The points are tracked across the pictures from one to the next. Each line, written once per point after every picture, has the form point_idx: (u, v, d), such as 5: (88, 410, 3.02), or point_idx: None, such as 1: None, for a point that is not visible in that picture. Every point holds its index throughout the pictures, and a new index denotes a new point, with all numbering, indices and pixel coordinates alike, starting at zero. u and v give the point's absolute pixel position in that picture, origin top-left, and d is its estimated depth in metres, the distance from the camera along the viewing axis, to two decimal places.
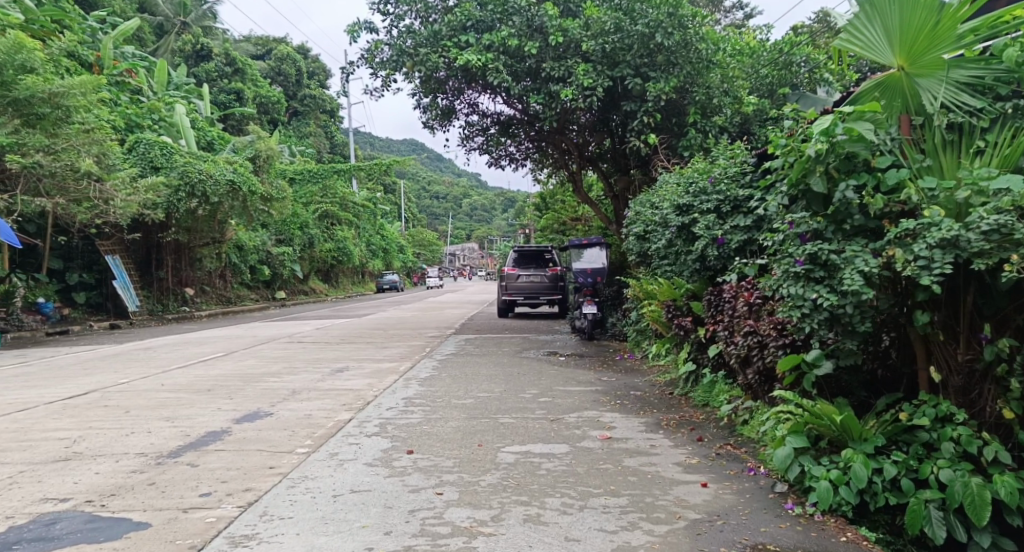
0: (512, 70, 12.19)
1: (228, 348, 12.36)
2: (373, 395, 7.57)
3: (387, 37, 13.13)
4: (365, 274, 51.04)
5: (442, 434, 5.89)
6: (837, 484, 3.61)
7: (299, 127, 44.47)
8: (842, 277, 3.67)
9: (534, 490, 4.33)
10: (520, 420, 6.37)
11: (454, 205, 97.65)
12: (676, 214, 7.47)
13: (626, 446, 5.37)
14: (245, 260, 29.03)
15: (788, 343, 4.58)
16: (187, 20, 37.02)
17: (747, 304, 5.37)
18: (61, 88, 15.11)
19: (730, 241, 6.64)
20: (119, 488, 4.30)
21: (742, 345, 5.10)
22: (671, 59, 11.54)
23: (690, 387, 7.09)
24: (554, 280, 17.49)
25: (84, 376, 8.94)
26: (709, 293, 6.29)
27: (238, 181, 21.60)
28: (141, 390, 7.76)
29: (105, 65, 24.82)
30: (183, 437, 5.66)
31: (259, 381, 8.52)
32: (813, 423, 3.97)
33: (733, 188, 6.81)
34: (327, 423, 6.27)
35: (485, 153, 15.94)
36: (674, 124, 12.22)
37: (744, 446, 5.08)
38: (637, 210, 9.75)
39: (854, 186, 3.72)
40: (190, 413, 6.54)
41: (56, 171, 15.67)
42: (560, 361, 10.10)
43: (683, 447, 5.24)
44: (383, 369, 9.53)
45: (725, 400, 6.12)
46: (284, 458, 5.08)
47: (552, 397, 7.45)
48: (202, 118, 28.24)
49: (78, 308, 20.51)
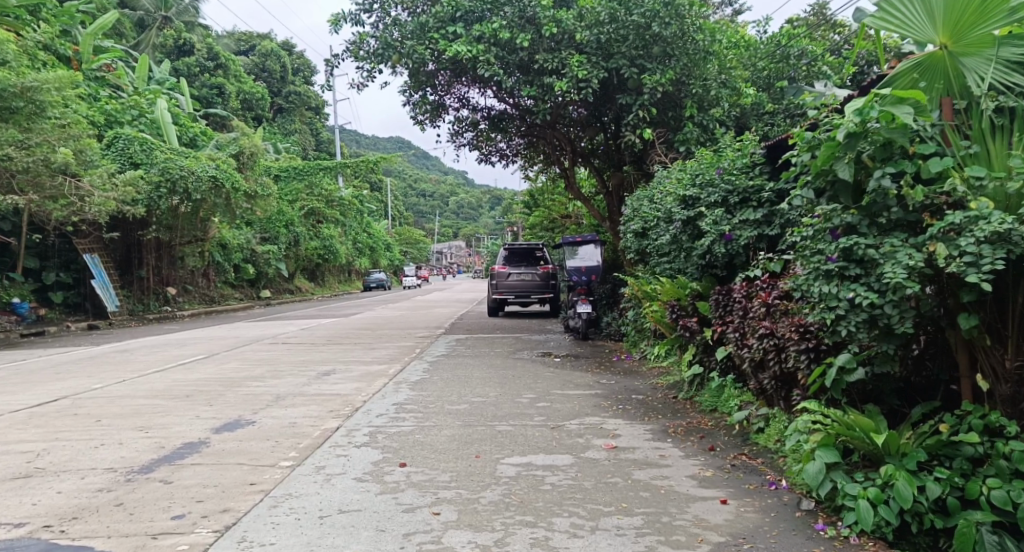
0: (503, 62, 11.83)
1: (210, 350, 11.91)
2: (361, 401, 7.18)
3: (372, 29, 12.71)
4: (351, 273, 50.50)
5: (437, 443, 5.52)
6: (875, 503, 3.32)
7: (284, 124, 43.83)
8: (881, 275, 3.39)
9: (539, 509, 3.98)
10: (518, 427, 6.02)
11: (441, 203, 97.19)
12: (681, 208, 7.17)
13: (634, 457, 5.03)
14: (229, 258, 28.43)
15: (812, 346, 4.22)
16: (168, 14, 36.27)
17: (764, 305, 5.06)
18: (35, 82, 14.54)
19: (739, 236, 6.37)
20: (82, 510, 3.89)
21: (758, 348, 4.83)
22: (668, 50, 11.26)
23: (696, 391, 6.83)
24: (545, 278, 17.14)
25: (56, 382, 8.48)
26: (716, 293, 6.00)
27: (221, 177, 20.98)
28: (114, 397, 7.32)
29: (83, 59, 24.18)
30: (157, 449, 5.25)
31: (241, 385, 8.10)
32: (844, 435, 3.68)
33: (743, 179, 6.57)
34: (313, 432, 5.88)
35: (475, 148, 15.58)
36: (670, 117, 11.92)
37: (760, 457, 4.79)
38: (634, 205, 9.45)
39: (891, 174, 3.45)
40: (167, 422, 6.13)
41: (31, 167, 15.10)
42: (556, 363, 9.76)
43: (695, 457, 4.93)
44: (372, 372, 9.15)
45: (736, 406, 5.83)
46: (267, 473, 4.69)
47: (551, 401, 7.11)
48: (184, 113, 27.62)
49: (55, 309, 19.88)
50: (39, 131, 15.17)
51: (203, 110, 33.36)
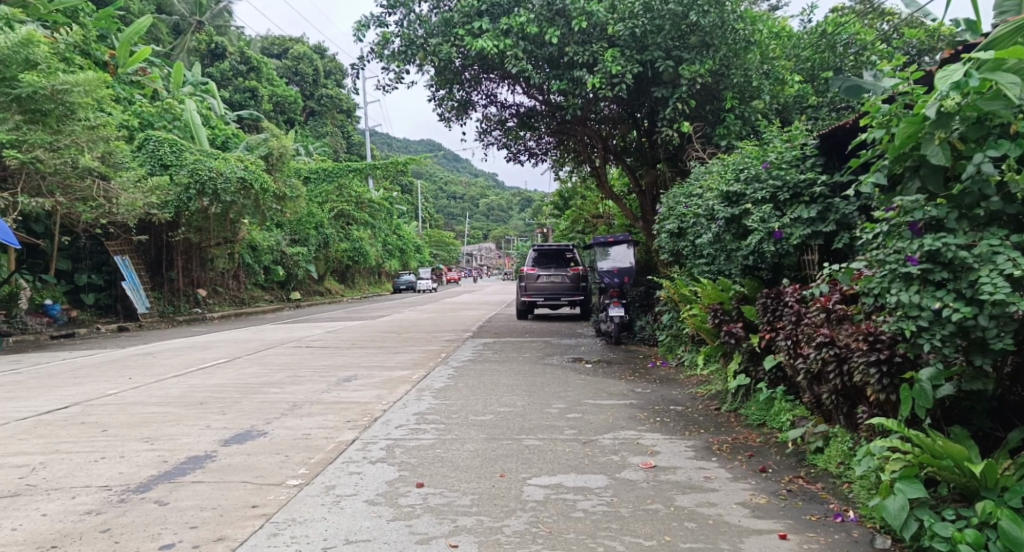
0: (532, 56, 11.36)
1: (232, 353, 11.65)
2: (380, 410, 6.78)
3: (396, 27, 12.28)
4: (380, 274, 50.58)
5: (457, 460, 5.07)
6: (976, 548, 2.84)
7: (316, 127, 44.02)
8: (977, 281, 2.87)
9: (569, 541, 3.51)
10: (547, 442, 5.55)
11: (471, 205, 97.32)
12: (724, 205, 6.58)
13: (676, 479, 4.50)
14: (259, 260, 28.48)
15: (883, 358, 3.64)
16: (202, 19, 36.55)
17: (825, 311, 4.50)
18: (64, 84, 14.40)
19: (790, 235, 5.82)
20: (64, 538, 3.55)
21: (815, 359, 4.30)
22: (706, 40, 10.68)
23: (740, 403, 6.24)
24: (576, 280, 16.62)
25: (72, 387, 8.27)
26: (764, 297, 5.49)
27: (250, 178, 20.87)
28: (126, 404, 7.04)
29: (119, 63, 24.40)
30: (159, 464, 4.91)
31: (257, 392, 7.78)
32: (931, 465, 3.17)
33: (793, 173, 6.02)
34: (327, 445, 5.48)
35: (503, 147, 15.17)
36: (709, 111, 11.34)
37: (819, 481, 4.22)
38: (669, 205, 8.92)
39: (992, 157, 2.91)
40: (174, 433, 5.80)
41: (60, 168, 15.14)
42: (586, 369, 9.26)
43: (745, 480, 4.39)
44: (394, 378, 8.76)
45: (787, 420, 5.22)
46: (271, 493, 4.29)
47: (582, 412, 6.62)
48: (215, 116, 27.74)
49: (86, 310, 20.02)
50: (69, 133, 15.12)
51: (236, 112, 33.55)
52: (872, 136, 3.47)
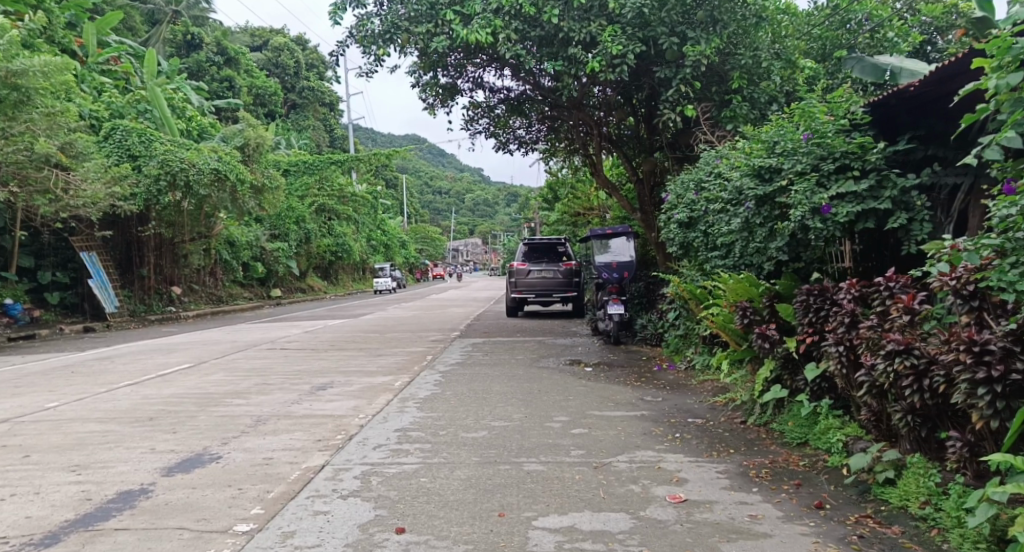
0: (525, 35, 10.45)
1: (198, 356, 10.68)
2: (356, 427, 5.90)
3: (375, 7, 11.28)
4: (364, 271, 49.50)
5: (448, 492, 4.20)
6: None
7: (297, 120, 42.84)
8: None
9: None
10: (553, 466, 4.70)
11: (457, 201, 96.42)
12: (755, 181, 5.72)
13: (715, 520, 3.65)
14: (237, 257, 27.35)
15: (996, 377, 2.79)
16: (179, 9, 35.17)
17: (906, 312, 3.65)
18: (20, 66, 13.03)
19: (838, 211, 5.07)
20: None
21: (885, 371, 3.50)
22: (713, 14, 9.96)
23: (771, 415, 5.42)
24: (568, 275, 15.74)
25: (8, 399, 7.28)
26: (805, 294, 4.69)
27: (224, 169, 19.82)
28: (62, 421, 6.09)
29: (89, 53, 23.19)
30: (82, 502, 4.00)
31: (217, 404, 6.86)
32: None
33: (840, 142, 5.27)
34: (290, 474, 4.58)
35: (491, 136, 14.31)
36: (715, 92, 10.46)
37: (896, 523, 3.40)
38: (677, 192, 8.08)
39: None
40: (109, 459, 4.88)
41: (14, 157, 14.04)
42: (587, 373, 8.42)
43: (802, 523, 3.52)
44: (375, 385, 7.86)
45: (840, 439, 4.44)
46: (211, 546, 3.39)
47: (589, 426, 5.78)
48: (191, 106, 26.50)
49: (51, 310, 18.91)
50: (24, 120, 13.88)
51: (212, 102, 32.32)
52: (1010, 79, 2.89)
